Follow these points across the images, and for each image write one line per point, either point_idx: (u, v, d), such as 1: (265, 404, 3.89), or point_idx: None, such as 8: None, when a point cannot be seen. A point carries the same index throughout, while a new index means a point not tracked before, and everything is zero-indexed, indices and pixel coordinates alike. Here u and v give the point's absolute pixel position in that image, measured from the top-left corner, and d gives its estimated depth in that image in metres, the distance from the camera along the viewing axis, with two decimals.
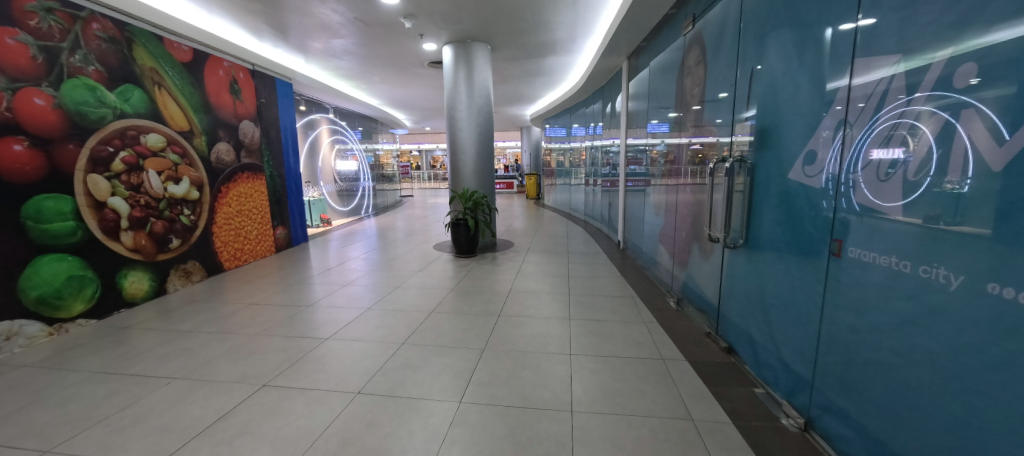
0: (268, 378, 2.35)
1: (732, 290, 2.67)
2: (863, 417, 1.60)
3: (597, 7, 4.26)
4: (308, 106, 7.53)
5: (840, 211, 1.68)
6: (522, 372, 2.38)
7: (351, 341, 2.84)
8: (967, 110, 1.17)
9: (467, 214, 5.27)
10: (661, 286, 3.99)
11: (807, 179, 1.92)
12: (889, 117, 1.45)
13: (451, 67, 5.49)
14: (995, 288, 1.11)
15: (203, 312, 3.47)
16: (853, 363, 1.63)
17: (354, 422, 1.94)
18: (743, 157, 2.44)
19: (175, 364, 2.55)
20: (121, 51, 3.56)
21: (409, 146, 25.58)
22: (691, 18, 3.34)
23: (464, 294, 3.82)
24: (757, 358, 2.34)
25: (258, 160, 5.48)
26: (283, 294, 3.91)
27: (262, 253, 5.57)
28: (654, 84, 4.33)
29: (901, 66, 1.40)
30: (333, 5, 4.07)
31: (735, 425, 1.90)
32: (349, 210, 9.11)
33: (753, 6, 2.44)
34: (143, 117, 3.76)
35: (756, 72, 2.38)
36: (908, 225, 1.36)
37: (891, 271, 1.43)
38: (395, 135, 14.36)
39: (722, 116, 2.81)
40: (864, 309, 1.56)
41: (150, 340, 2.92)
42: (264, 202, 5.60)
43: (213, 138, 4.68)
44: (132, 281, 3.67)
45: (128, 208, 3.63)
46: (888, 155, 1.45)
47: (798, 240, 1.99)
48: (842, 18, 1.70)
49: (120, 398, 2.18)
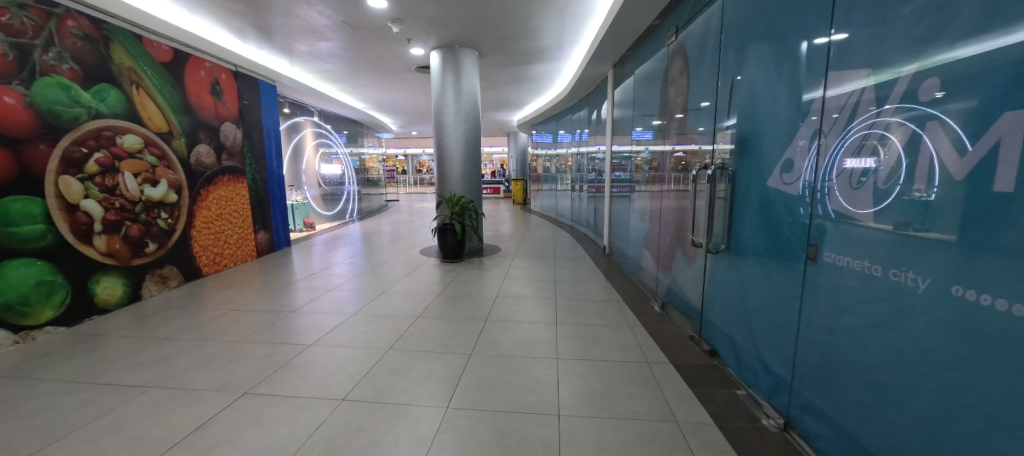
0: (250, 385, 2.30)
1: (715, 294, 2.72)
2: (840, 417, 1.65)
3: (584, 16, 4.34)
4: (291, 109, 7.41)
5: (817, 217, 1.75)
6: (509, 377, 2.39)
7: (336, 347, 2.79)
8: (932, 122, 1.24)
9: (454, 219, 5.23)
10: (646, 291, 4.04)
11: (785, 187, 1.99)
12: (861, 127, 1.52)
13: (438, 73, 5.50)
14: (960, 291, 1.17)
15: (181, 318, 3.36)
16: (830, 363, 1.69)
17: (340, 428, 1.91)
18: (725, 165, 2.53)
19: (152, 372, 2.46)
20: (98, 49, 3.46)
21: (395, 150, 25.46)
22: (674, 29, 3.44)
23: (452, 299, 3.80)
24: (738, 360, 2.40)
25: (239, 163, 5.34)
26: (265, 300, 3.82)
27: (243, 258, 5.43)
28: (639, 92, 4.42)
29: (871, 79, 1.48)
30: (320, 7, 4.03)
31: (718, 426, 1.94)
32: (333, 214, 8.96)
33: (734, 18, 2.51)
34: (120, 117, 3.64)
35: (736, 83, 2.47)
36: (880, 231, 1.42)
37: (864, 274, 1.50)
38: (381, 139, 14.24)
39: (704, 124, 2.89)
40: (840, 313, 1.62)
41: (125, 348, 2.81)
42: (245, 206, 5.47)
43: (193, 139, 4.55)
44: (105, 287, 3.53)
45: (102, 211, 3.49)
46: (860, 164, 1.52)
47: (776, 245, 2.05)
48: (817, 32, 1.78)
49: (92, 407, 2.09)
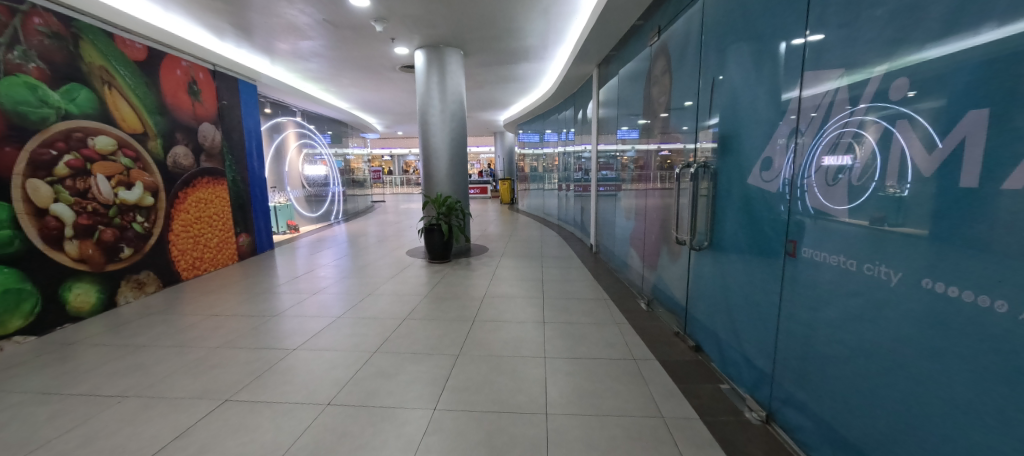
0: (231, 392, 2.24)
1: (699, 290, 2.76)
2: (820, 408, 1.69)
3: (568, 16, 4.36)
4: (273, 109, 7.27)
5: (796, 213, 1.79)
6: (497, 377, 2.39)
7: (321, 351, 2.75)
8: (903, 120, 1.28)
9: (441, 219, 5.19)
10: (632, 289, 4.08)
11: (765, 184, 2.04)
12: (837, 126, 1.56)
13: (423, 72, 5.46)
14: (930, 283, 1.21)
15: (159, 325, 3.27)
16: (809, 356, 1.73)
17: (325, 433, 1.88)
18: (707, 163, 2.57)
19: (128, 381, 2.38)
20: (67, 47, 3.33)
21: (380, 150, 25.18)
22: (656, 30, 3.48)
23: (439, 300, 3.78)
24: (722, 355, 2.44)
25: (218, 164, 5.21)
26: (248, 304, 3.73)
27: (223, 261, 5.31)
28: (623, 92, 4.45)
29: (845, 79, 1.52)
30: (301, 6, 3.97)
31: (703, 420, 1.97)
32: (318, 215, 8.82)
33: (714, 19, 2.55)
34: (91, 118, 3.52)
35: (717, 82, 2.51)
36: (856, 226, 1.47)
37: (841, 269, 1.54)
38: (365, 139, 14.04)
39: (687, 123, 2.93)
40: (819, 306, 1.66)
41: (100, 356, 2.71)
42: (225, 208, 5.34)
43: (170, 140, 4.43)
44: (77, 294, 3.41)
45: (73, 215, 3.38)
46: (836, 162, 1.56)
47: (757, 242, 2.10)
48: (794, 33, 1.83)
49: (65, 419, 2.02)
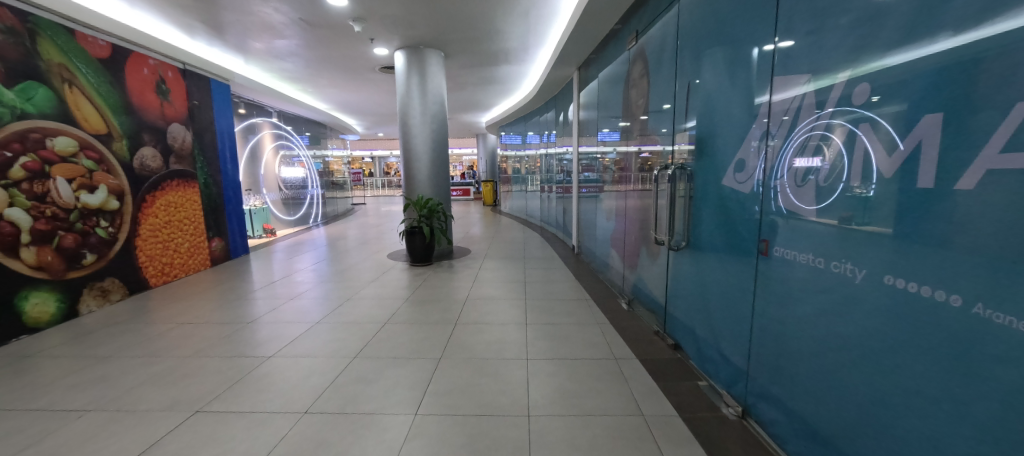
0: (202, 403, 2.16)
1: (677, 289, 2.81)
2: (793, 402, 1.74)
3: (548, 19, 4.39)
4: (247, 109, 7.06)
5: (768, 213, 1.85)
6: (479, 379, 2.38)
7: (298, 357, 2.68)
8: (866, 124, 1.34)
9: (422, 222, 5.14)
10: (614, 289, 4.13)
11: (739, 185, 2.10)
12: (805, 129, 1.62)
13: (404, 73, 5.41)
14: (891, 280, 1.27)
15: (125, 334, 3.13)
16: (783, 352, 1.78)
17: (301, 442, 1.83)
18: (685, 165, 2.62)
19: (91, 393, 2.27)
20: (22, 43, 3.16)
21: (361, 152, 24.76)
22: (634, 34, 3.55)
23: (421, 303, 3.74)
24: (700, 352, 2.49)
25: (189, 166, 5.03)
26: (222, 311, 3.61)
27: (195, 267, 5.12)
28: (603, 94, 4.51)
29: (812, 84, 1.58)
30: (276, 4, 3.88)
31: (682, 417, 2.01)
32: (296, 218, 8.60)
33: (689, 24, 2.62)
34: (50, 118, 3.34)
35: (693, 86, 2.57)
36: (824, 226, 1.52)
37: (811, 267, 1.60)
38: (344, 140, 13.79)
39: (665, 126, 2.99)
40: (791, 303, 1.72)
41: (59, 369, 2.57)
42: (197, 212, 5.15)
43: (136, 141, 4.25)
44: (35, 303, 3.23)
45: (30, 220, 3.21)
46: (805, 163, 1.62)
47: (732, 241, 2.16)
48: (764, 39, 1.89)
49: (20, 436, 1.90)
